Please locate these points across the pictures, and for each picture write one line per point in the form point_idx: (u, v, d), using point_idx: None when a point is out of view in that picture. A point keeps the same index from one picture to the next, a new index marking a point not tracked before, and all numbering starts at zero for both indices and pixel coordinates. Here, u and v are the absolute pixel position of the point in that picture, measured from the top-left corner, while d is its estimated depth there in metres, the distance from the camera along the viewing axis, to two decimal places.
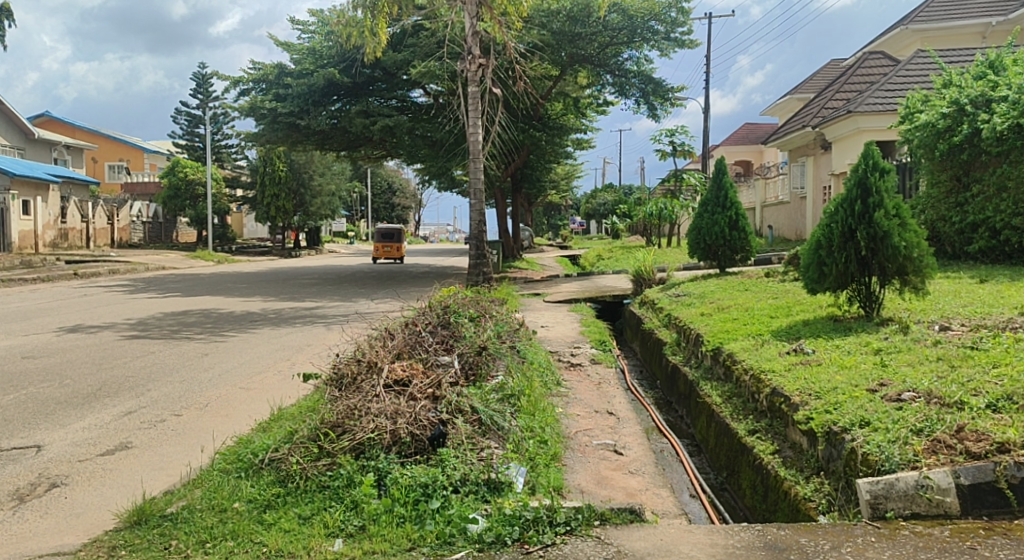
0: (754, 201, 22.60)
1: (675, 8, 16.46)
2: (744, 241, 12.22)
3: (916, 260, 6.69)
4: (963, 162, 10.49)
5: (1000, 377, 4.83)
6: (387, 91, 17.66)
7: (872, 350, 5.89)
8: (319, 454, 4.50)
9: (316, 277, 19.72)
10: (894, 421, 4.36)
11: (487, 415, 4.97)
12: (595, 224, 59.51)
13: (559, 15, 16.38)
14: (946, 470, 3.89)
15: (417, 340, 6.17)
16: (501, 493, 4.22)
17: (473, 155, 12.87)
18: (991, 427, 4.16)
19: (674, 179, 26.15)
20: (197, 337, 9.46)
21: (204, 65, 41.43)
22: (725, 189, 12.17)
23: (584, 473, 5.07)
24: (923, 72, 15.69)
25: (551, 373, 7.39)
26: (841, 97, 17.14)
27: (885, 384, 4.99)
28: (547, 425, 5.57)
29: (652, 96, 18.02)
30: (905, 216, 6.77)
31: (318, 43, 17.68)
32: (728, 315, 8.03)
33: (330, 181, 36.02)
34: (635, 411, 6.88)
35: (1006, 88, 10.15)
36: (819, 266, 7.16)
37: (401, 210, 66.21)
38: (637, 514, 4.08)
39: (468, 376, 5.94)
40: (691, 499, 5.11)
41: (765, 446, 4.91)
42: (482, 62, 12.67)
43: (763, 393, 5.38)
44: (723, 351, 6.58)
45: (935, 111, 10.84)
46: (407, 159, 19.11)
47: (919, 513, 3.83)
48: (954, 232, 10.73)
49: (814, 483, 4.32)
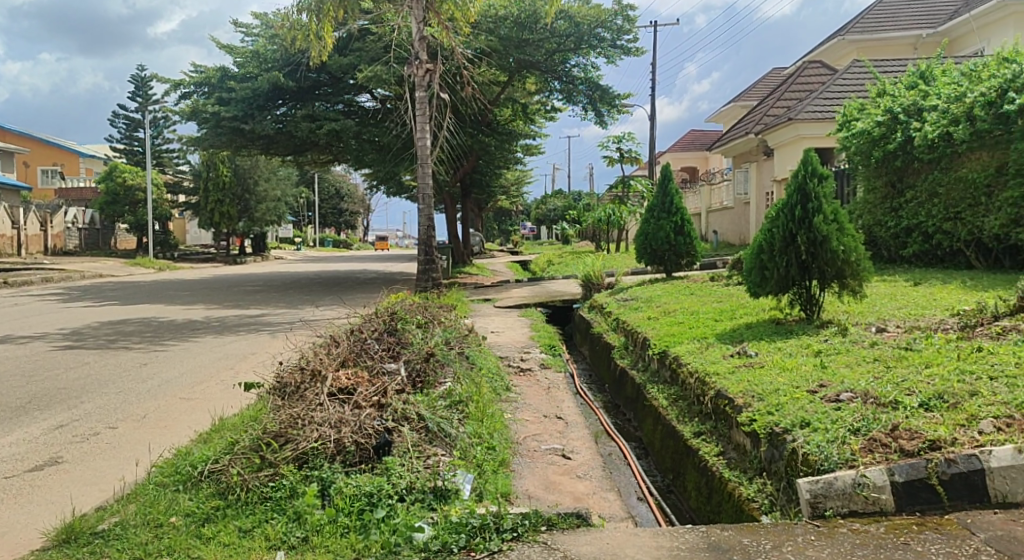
0: (700, 207, 23.01)
1: (621, 15, 16.72)
2: (690, 246, 12.44)
3: (854, 263, 6.91)
4: (898, 168, 10.85)
5: (932, 377, 4.98)
6: (333, 96, 17.41)
7: (813, 351, 6.05)
8: (261, 464, 4.41)
9: (260, 283, 19.36)
10: (833, 421, 4.47)
11: (434, 423, 4.94)
12: (545, 230, 59.85)
13: (506, 21, 16.42)
14: (882, 468, 3.99)
15: (362, 348, 6.13)
16: (447, 501, 4.19)
17: (422, 159, 12.75)
18: (924, 426, 4.27)
19: (622, 185, 26.47)
20: (135, 347, 9.19)
21: (143, 67, 40.01)
22: (672, 195, 12.37)
23: (532, 478, 5.09)
24: (859, 81, 16.17)
25: (500, 378, 7.36)
26: (782, 105, 17.60)
27: (824, 384, 5.12)
28: (494, 431, 5.55)
29: (599, 103, 18.19)
30: (842, 221, 6.97)
31: (261, 46, 17.34)
32: (675, 319, 8.18)
33: (275, 186, 35.42)
34: (583, 415, 6.90)
35: (937, 98, 10.48)
36: (761, 269, 7.28)
37: (349, 215, 65.77)
38: (583, 518, 4.12)
39: (415, 383, 5.88)
40: (639, 501, 5.15)
41: (710, 449, 4.99)
42: (430, 67, 12.55)
43: (708, 395, 5.46)
44: (669, 355, 6.66)
45: (870, 120, 11.18)
46: (354, 163, 18.89)
47: (856, 511, 3.91)
48: (889, 236, 11.14)
49: (758, 484, 4.41)
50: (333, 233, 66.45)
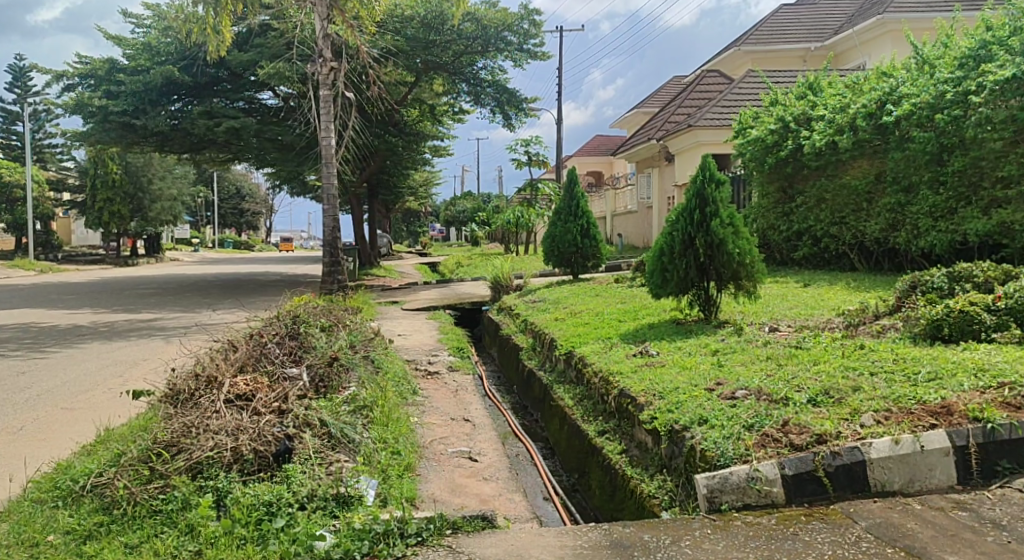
0: (605, 210, 23.47)
1: (527, 20, 16.89)
2: (595, 248, 12.67)
3: (748, 266, 7.19)
4: (788, 174, 11.40)
5: (819, 373, 5.24)
6: (232, 92, 16.81)
7: (711, 350, 6.26)
8: (150, 476, 4.20)
9: (154, 286, 18.49)
10: (729, 418, 4.63)
11: (337, 428, 4.84)
12: (454, 232, 59.72)
13: (412, 22, 16.34)
14: (774, 462, 4.16)
15: (262, 353, 5.94)
16: (350, 508, 4.10)
17: (326, 159, 12.49)
18: (812, 421, 4.48)
19: (530, 188, 26.71)
20: (11, 356, 8.59)
21: (22, 57, 37.57)
22: (577, 198, 12.55)
23: (437, 481, 5.06)
24: (753, 91, 16.87)
25: (406, 382, 7.28)
26: (683, 112, 18.18)
27: (721, 382, 5.30)
28: (400, 436, 5.48)
29: (507, 105, 18.29)
30: (737, 225, 7.23)
31: (154, 38, 16.58)
32: (581, 320, 8.30)
33: (170, 185, 33.95)
34: (490, 416, 6.91)
35: (824, 108, 11.05)
36: (662, 272, 7.46)
37: (250, 215, 63.76)
38: (488, 520, 4.12)
39: (318, 389, 5.74)
40: (545, 501, 5.19)
41: (614, 447, 5.09)
42: (335, 66, 12.33)
43: (611, 394, 5.56)
44: (575, 355, 6.75)
45: (764, 128, 11.69)
46: (255, 162, 18.32)
47: (750, 504, 4.06)
48: (782, 240, 11.67)
49: (658, 480, 4.53)
50: (234, 233, 64.23)
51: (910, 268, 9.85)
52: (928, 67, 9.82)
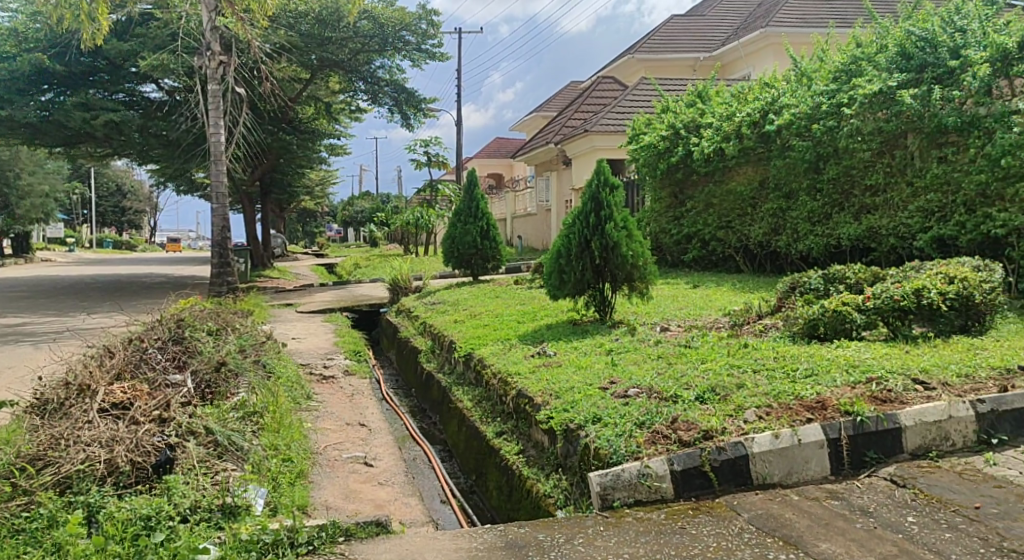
0: (505, 212, 23.62)
1: (425, 20, 16.80)
2: (495, 250, 12.71)
3: (641, 268, 7.39)
4: (679, 179, 11.83)
5: (707, 371, 5.43)
6: (112, 84, 15.89)
7: (606, 350, 6.39)
8: (12, 493, 3.91)
9: (23, 289, 17.25)
10: (621, 416, 4.74)
11: (224, 436, 4.65)
12: (351, 233, 58.68)
13: (307, 18, 15.99)
14: (663, 458, 4.28)
15: (142, 359, 5.64)
16: (237, 518, 3.94)
17: (215, 156, 12.02)
18: (699, 417, 4.64)
19: (430, 189, 26.56)
20: None
21: None
22: (476, 199, 12.56)
23: (331, 488, 4.94)
24: (646, 98, 17.38)
25: (300, 386, 7.08)
26: (579, 117, 18.53)
27: (614, 381, 5.42)
28: (292, 442, 5.32)
29: (405, 105, 18.12)
30: (631, 228, 7.41)
31: (22, 23, 15.48)
32: (479, 321, 8.30)
33: (41, 180, 31.77)
34: (387, 420, 6.81)
35: (712, 116, 11.49)
36: (559, 273, 7.54)
37: (132, 213, 60.56)
38: (383, 526, 4.05)
39: (204, 395, 5.50)
40: (442, 504, 5.16)
41: (511, 447, 5.11)
42: (224, 60, 11.90)
43: (509, 395, 5.58)
44: (474, 357, 6.74)
45: (656, 134, 12.07)
46: (137, 157, 17.41)
47: (641, 500, 4.17)
48: (673, 243, 12.08)
49: (554, 480, 4.58)
50: (114, 233, 60.82)
51: (790, 270, 10.38)
52: (806, 80, 10.32)
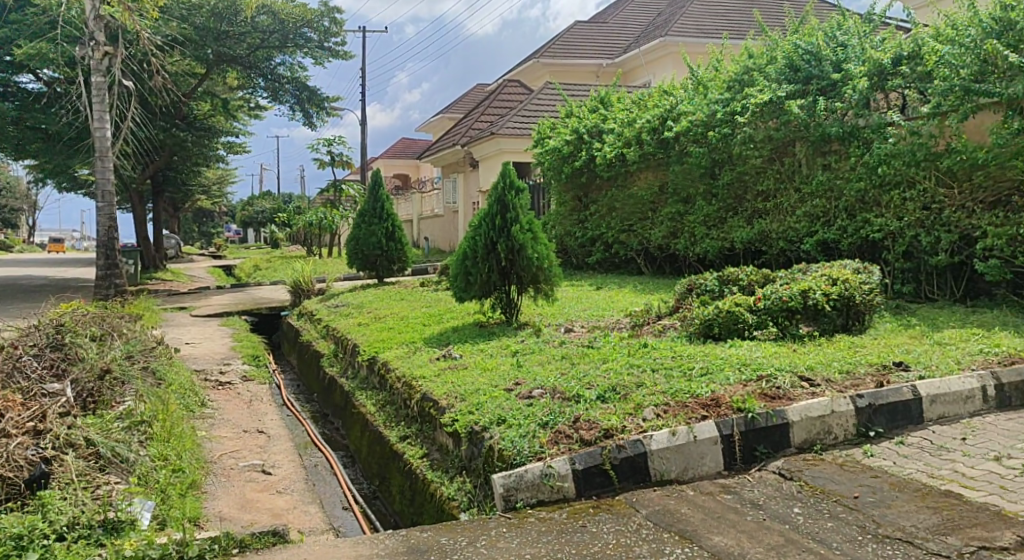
0: (411, 214, 23.42)
1: (327, 17, 16.49)
2: (401, 251, 12.57)
3: (546, 270, 7.47)
4: (583, 183, 12.11)
5: (609, 371, 5.53)
6: None
7: (511, 351, 6.41)
8: None
9: None
10: (525, 417, 4.76)
11: (107, 448, 4.40)
12: (252, 233, 56.85)
13: (201, 10, 15.40)
14: (565, 457, 4.32)
15: (16, 367, 5.27)
16: (120, 534, 3.73)
17: (100, 152, 11.39)
18: (600, 416, 4.72)
19: (334, 190, 26.05)
20: None
21: None
22: (382, 201, 12.39)
23: (226, 498, 4.76)
24: (551, 102, 17.60)
25: (194, 394, 6.78)
26: (486, 119, 18.58)
27: (519, 382, 5.44)
28: (183, 452, 5.09)
29: (307, 103, 17.71)
30: (536, 231, 7.47)
31: None
32: (384, 324, 8.18)
33: None
34: (288, 426, 6.61)
35: (614, 122, 11.75)
36: (465, 275, 7.53)
37: (9, 212, 56.66)
38: (280, 535, 3.92)
39: (86, 405, 5.19)
40: (343, 511, 5.04)
41: (414, 451, 5.06)
42: (110, 51, 11.31)
43: (413, 398, 5.52)
44: (377, 360, 6.64)
45: (560, 138, 12.25)
46: (13, 152, 16.31)
47: (543, 500, 4.20)
48: (577, 245, 12.29)
49: (457, 482, 4.56)
50: None
51: (688, 272, 10.71)
52: (702, 88, 10.67)
